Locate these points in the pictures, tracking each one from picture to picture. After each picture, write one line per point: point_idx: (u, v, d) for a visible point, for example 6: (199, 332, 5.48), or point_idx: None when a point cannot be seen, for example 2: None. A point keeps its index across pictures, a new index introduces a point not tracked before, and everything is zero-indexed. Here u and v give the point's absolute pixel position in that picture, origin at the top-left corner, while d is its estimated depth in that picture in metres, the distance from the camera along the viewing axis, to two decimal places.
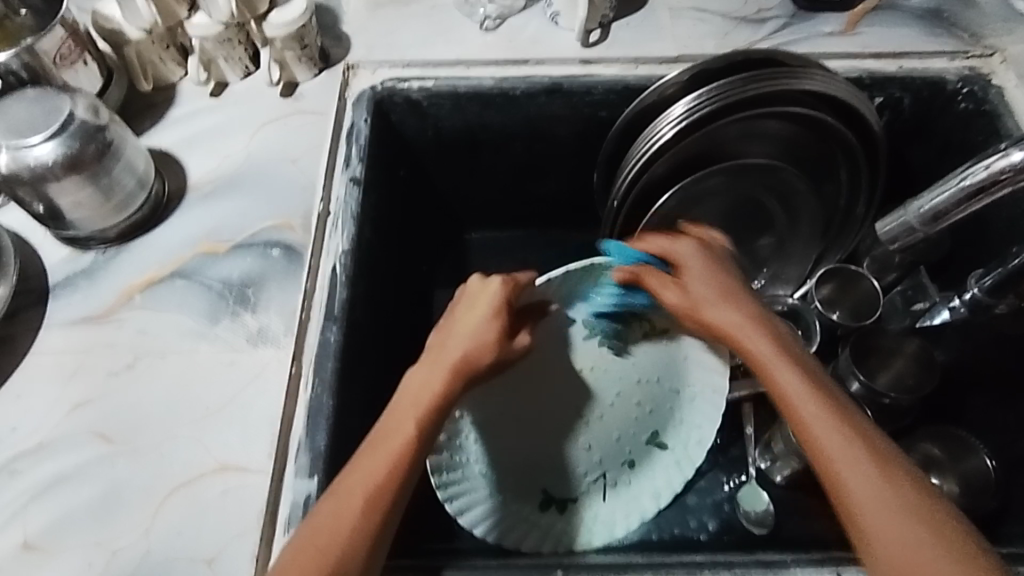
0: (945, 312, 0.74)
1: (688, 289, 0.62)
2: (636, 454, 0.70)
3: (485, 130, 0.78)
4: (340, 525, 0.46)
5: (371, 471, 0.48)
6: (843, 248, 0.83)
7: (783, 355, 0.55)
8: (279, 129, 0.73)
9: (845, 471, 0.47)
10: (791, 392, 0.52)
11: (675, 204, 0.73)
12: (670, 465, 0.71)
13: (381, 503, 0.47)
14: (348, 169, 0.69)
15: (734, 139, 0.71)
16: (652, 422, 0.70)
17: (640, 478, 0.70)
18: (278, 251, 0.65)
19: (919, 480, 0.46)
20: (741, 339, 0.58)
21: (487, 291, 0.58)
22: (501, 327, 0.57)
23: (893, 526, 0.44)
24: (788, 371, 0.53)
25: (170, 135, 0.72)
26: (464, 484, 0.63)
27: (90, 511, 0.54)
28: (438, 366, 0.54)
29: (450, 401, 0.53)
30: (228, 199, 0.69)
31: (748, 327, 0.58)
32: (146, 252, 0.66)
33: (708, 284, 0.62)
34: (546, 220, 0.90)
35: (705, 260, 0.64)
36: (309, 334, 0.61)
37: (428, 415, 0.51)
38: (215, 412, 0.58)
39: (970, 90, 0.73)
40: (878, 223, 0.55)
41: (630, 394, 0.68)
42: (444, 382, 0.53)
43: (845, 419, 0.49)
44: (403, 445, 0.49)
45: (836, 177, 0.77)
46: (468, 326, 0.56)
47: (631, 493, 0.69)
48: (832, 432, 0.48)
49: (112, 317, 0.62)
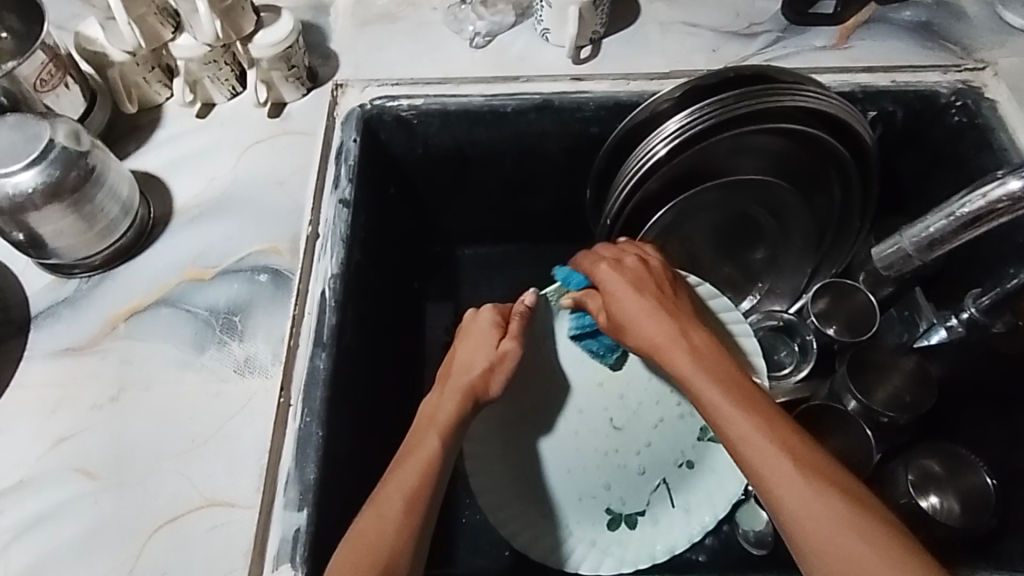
0: (942, 331, 0.70)
1: (614, 312, 0.59)
2: (692, 453, 0.69)
3: (475, 148, 0.77)
4: (382, 531, 0.46)
5: (404, 480, 0.49)
6: (840, 261, 0.81)
7: (706, 371, 0.53)
8: (266, 150, 0.72)
9: (778, 497, 0.45)
10: (717, 411, 0.50)
11: (666, 221, 0.73)
12: (729, 459, 0.69)
13: (419, 504, 0.48)
14: (337, 190, 0.68)
15: (726, 156, 0.70)
16: (700, 421, 0.69)
17: (699, 480, 0.69)
18: (266, 277, 0.64)
19: (857, 494, 0.45)
20: (665, 354, 0.55)
21: (480, 319, 0.62)
22: (499, 346, 0.60)
23: (832, 552, 0.43)
24: (712, 389, 0.51)
25: (156, 157, 0.71)
26: (524, 518, 0.65)
27: (75, 549, 0.53)
28: (451, 388, 0.57)
29: (463, 421, 0.55)
30: (213, 222, 0.68)
31: (669, 341, 0.55)
32: (131, 278, 0.65)
33: (631, 296, 0.58)
34: (537, 235, 0.89)
35: (624, 277, 0.60)
36: (297, 359, 0.60)
37: (447, 431, 0.54)
38: (202, 446, 0.56)
39: (962, 103, 0.73)
40: (879, 247, 0.60)
41: (672, 410, 0.69)
42: (457, 403, 0.56)
43: (777, 439, 0.47)
44: (431, 453, 0.51)
45: (829, 191, 0.76)
46: (471, 344, 0.60)
47: (695, 498, 0.68)
48: (758, 454, 0.47)
49: (97, 348, 0.61)
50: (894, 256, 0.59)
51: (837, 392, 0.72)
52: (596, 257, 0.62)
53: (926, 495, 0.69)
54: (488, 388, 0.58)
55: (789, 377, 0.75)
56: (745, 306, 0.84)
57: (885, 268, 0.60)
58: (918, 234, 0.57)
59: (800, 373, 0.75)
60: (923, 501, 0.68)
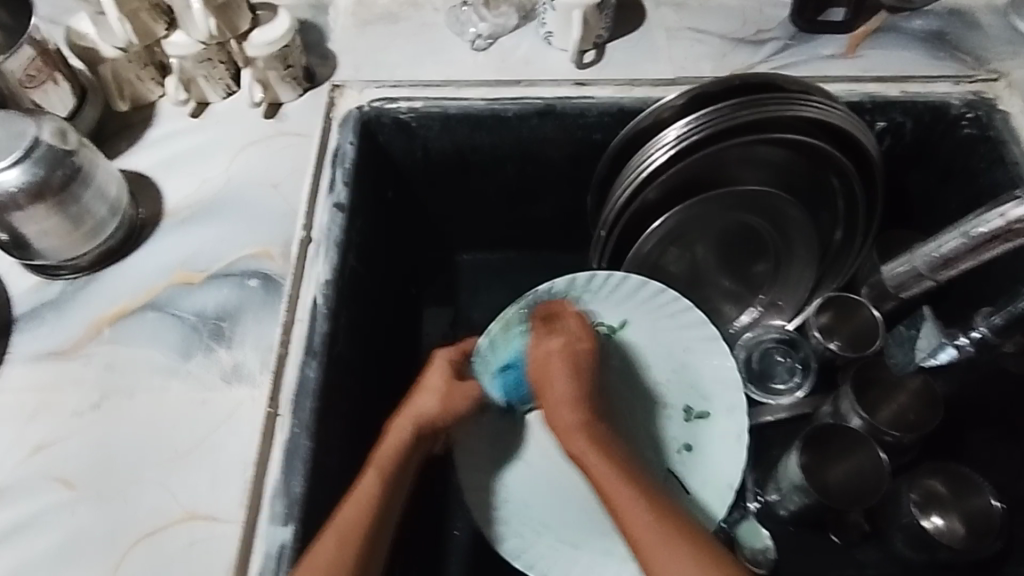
0: (952, 349, 0.69)
1: (543, 387, 0.61)
2: (687, 436, 0.67)
3: (476, 151, 0.75)
4: (317, 568, 0.48)
5: (342, 516, 0.51)
6: (843, 274, 0.78)
7: (576, 413, 0.58)
8: (260, 151, 0.70)
9: (628, 512, 0.51)
10: (577, 445, 0.57)
11: (666, 232, 0.71)
12: (722, 433, 0.66)
13: (351, 542, 0.49)
14: (332, 194, 0.66)
15: (731, 165, 0.68)
16: (679, 405, 0.68)
17: (704, 460, 0.66)
18: (256, 282, 0.63)
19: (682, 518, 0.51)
20: (558, 420, 0.59)
21: (434, 366, 0.62)
22: (447, 377, 0.62)
23: (664, 550, 0.49)
24: (604, 466, 0.55)
25: (148, 157, 0.70)
26: (548, 550, 0.63)
27: (50, 561, 0.51)
28: (404, 420, 0.58)
29: (406, 456, 0.57)
30: (205, 223, 0.66)
31: (565, 408, 0.59)
32: (118, 280, 0.63)
33: (558, 372, 0.60)
34: (538, 242, 0.87)
35: (564, 362, 0.61)
36: (287, 368, 0.58)
37: (387, 467, 0.55)
38: (186, 455, 0.55)
39: (974, 115, 0.71)
40: (894, 263, 0.62)
41: (660, 414, 0.68)
42: (399, 440, 0.57)
43: (618, 465, 0.55)
44: (371, 492, 0.53)
45: (832, 205, 0.73)
46: (430, 374, 0.62)
47: (706, 479, 0.65)
48: (608, 479, 0.54)
49: (80, 351, 0.60)
50: (904, 274, 0.61)
51: (842, 408, 0.70)
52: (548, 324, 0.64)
53: (929, 515, 0.68)
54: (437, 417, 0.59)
55: (794, 395, 0.74)
56: (745, 319, 0.82)
57: (896, 285, 0.63)
58: (933, 251, 0.57)
59: (801, 391, 0.74)
60: (926, 521, 0.68)
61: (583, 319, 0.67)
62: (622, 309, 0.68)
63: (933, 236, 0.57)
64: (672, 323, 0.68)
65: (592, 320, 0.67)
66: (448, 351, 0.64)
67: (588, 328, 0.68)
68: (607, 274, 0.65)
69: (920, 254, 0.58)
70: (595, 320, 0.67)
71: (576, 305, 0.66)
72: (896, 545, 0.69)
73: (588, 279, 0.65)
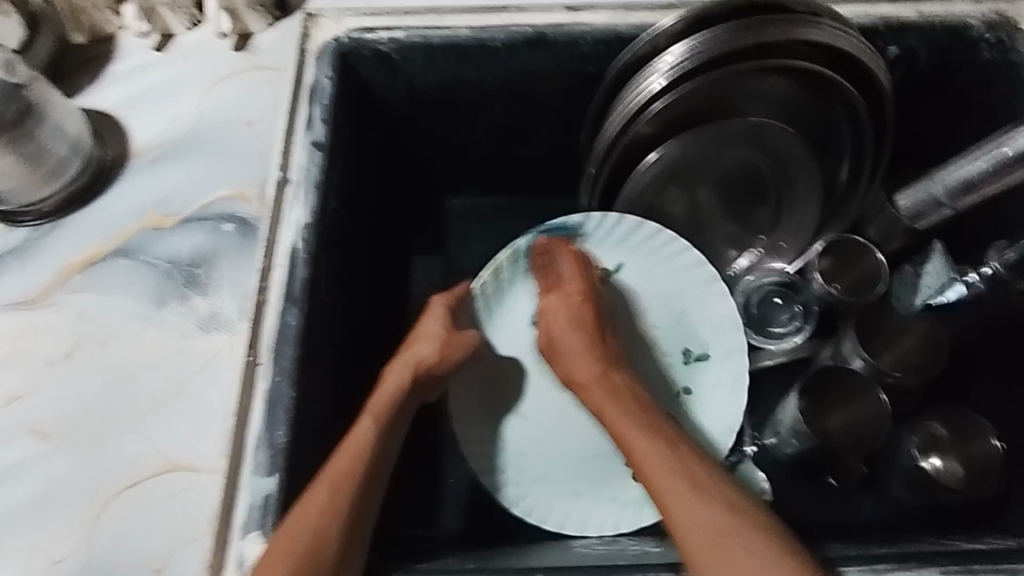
0: (960, 287, 0.66)
1: (553, 337, 0.59)
2: (686, 378, 0.65)
3: (462, 87, 0.70)
4: (308, 515, 0.46)
5: (335, 464, 0.49)
6: (846, 219, 0.75)
7: (594, 359, 0.56)
8: (231, 86, 0.66)
9: (647, 464, 0.49)
10: (594, 391, 0.55)
11: (663, 169, 0.67)
12: (719, 376, 0.65)
13: (345, 491, 0.48)
14: (310, 132, 0.61)
15: (733, 97, 0.64)
16: (678, 349, 0.66)
17: (702, 403, 0.64)
18: (232, 226, 0.59)
19: (698, 465, 0.49)
20: (574, 369, 0.56)
21: (431, 313, 0.60)
22: (447, 321, 0.60)
23: (680, 500, 0.47)
24: (621, 413, 0.53)
25: (111, 94, 0.65)
26: (543, 498, 0.61)
27: (30, 512, 0.50)
28: (402, 368, 0.57)
29: (405, 404, 0.55)
30: (174, 164, 0.62)
31: (582, 355, 0.56)
32: (86, 226, 0.60)
33: (567, 319, 0.58)
34: (530, 184, 0.83)
35: (567, 309, 0.59)
36: (267, 315, 0.55)
37: (383, 415, 0.54)
38: (165, 405, 0.53)
39: (996, 38, 0.65)
40: (905, 195, 0.65)
41: (657, 361, 0.65)
42: (398, 387, 0.56)
43: (635, 416, 0.52)
44: (365, 439, 0.51)
45: (838, 139, 0.69)
46: (427, 319, 0.59)
47: (706, 422, 0.63)
48: (627, 428, 0.51)
49: (49, 300, 0.57)
50: (925, 202, 0.63)
51: (844, 350, 0.68)
52: (542, 269, 0.62)
53: (928, 457, 0.68)
54: (436, 364, 0.57)
55: (790, 340, 0.71)
56: (745, 262, 0.79)
57: (912, 216, 0.65)
58: (963, 173, 0.59)
59: (799, 336, 0.71)
60: (925, 462, 0.68)
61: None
62: (617, 253, 0.65)
63: (954, 161, 0.59)
64: (670, 266, 0.65)
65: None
66: (444, 297, 0.61)
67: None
68: (600, 216, 0.63)
69: (938, 182, 0.61)
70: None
71: None
72: (893, 487, 0.68)
73: (581, 223, 0.64)
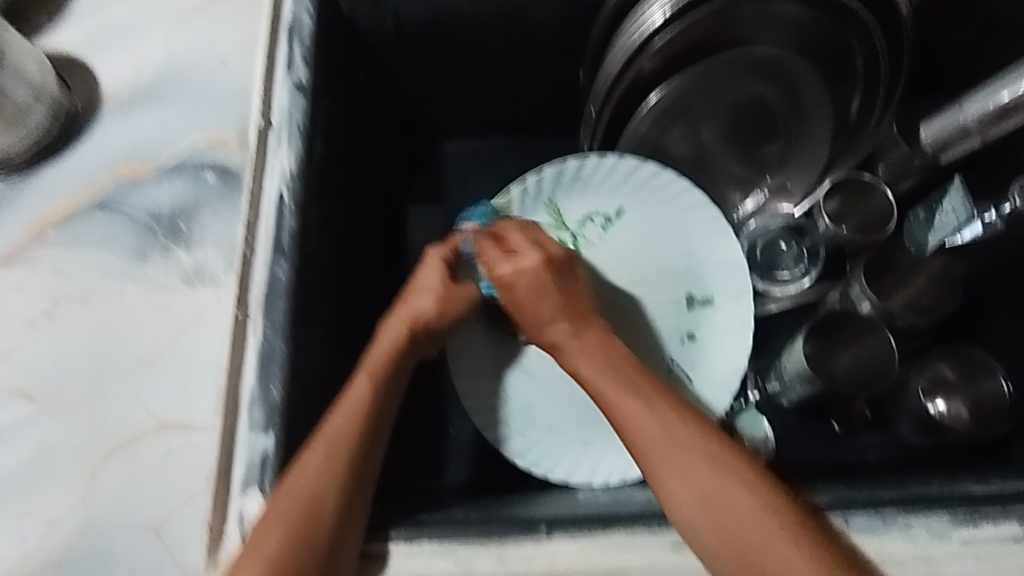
0: (977, 226, 0.64)
1: (519, 306, 0.55)
2: (691, 323, 0.63)
3: (452, 20, 0.66)
4: (304, 477, 0.45)
5: (330, 425, 0.48)
6: (860, 151, 0.71)
7: (566, 320, 0.54)
8: (203, 23, 0.61)
9: (629, 428, 0.48)
10: (568, 353, 0.53)
11: (665, 107, 0.63)
12: (724, 320, 0.63)
13: (342, 452, 0.47)
14: (291, 72, 0.57)
15: (742, 26, 0.58)
16: (684, 293, 0.64)
17: (707, 348, 0.62)
18: (212, 173, 0.56)
19: (685, 423, 0.48)
20: (546, 334, 0.54)
21: (428, 266, 0.57)
22: (446, 271, 0.57)
23: (666, 461, 0.46)
24: (599, 372, 0.51)
25: (74, 33, 0.61)
26: (550, 448, 0.60)
27: (22, 472, 0.49)
28: (399, 325, 0.54)
29: (401, 362, 0.53)
30: (147, 110, 0.59)
31: (556, 319, 0.54)
32: (57, 178, 0.57)
33: (528, 283, 0.54)
34: (527, 126, 0.79)
35: (532, 274, 0.54)
36: (255, 268, 0.52)
37: (379, 372, 0.52)
38: (152, 362, 0.52)
39: None
40: (933, 126, 0.63)
41: (664, 306, 0.64)
42: (391, 348, 0.53)
43: (617, 373, 0.50)
44: (363, 399, 0.50)
45: (854, 72, 0.64)
46: (424, 271, 0.57)
47: (711, 369, 0.62)
48: (610, 391, 0.50)
49: (24, 256, 0.55)
50: (948, 135, 0.62)
51: (852, 294, 0.67)
52: (485, 250, 0.56)
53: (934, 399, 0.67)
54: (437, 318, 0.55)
55: (800, 284, 0.71)
56: (750, 205, 0.76)
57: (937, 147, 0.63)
58: (976, 110, 0.58)
59: (808, 279, 0.71)
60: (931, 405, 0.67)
61: (575, 209, 0.64)
62: (619, 196, 0.63)
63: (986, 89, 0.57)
64: (675, 210, 0.63)
65: (585, 210, 0.63)
66: (440, 246, 0.58)
67: (581, 219, 0.64)
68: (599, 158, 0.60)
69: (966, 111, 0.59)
70: (589, 209, 0.64)
71: (567, 195, 0.63)
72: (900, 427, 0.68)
73: (579, 166, 0.61)
